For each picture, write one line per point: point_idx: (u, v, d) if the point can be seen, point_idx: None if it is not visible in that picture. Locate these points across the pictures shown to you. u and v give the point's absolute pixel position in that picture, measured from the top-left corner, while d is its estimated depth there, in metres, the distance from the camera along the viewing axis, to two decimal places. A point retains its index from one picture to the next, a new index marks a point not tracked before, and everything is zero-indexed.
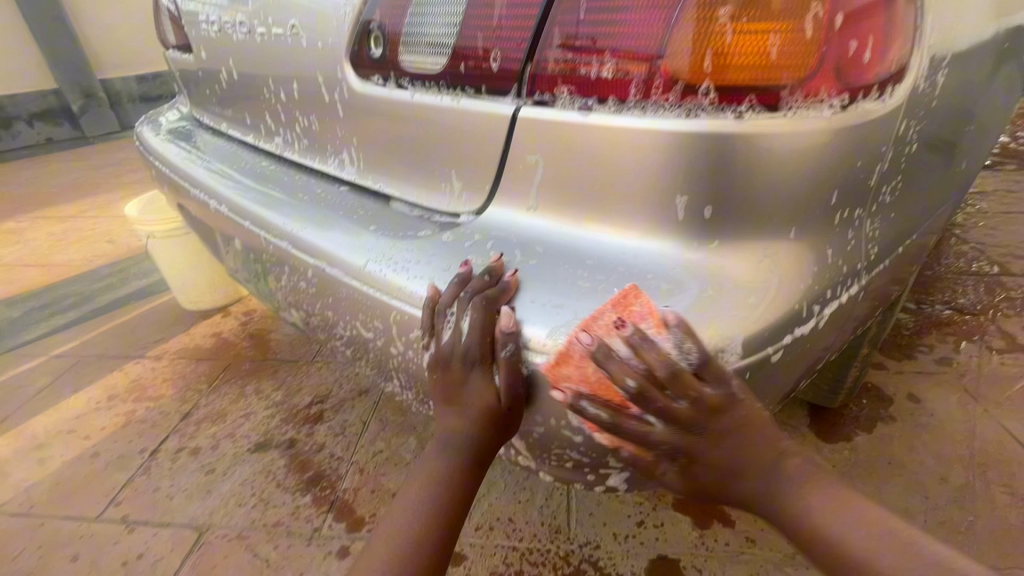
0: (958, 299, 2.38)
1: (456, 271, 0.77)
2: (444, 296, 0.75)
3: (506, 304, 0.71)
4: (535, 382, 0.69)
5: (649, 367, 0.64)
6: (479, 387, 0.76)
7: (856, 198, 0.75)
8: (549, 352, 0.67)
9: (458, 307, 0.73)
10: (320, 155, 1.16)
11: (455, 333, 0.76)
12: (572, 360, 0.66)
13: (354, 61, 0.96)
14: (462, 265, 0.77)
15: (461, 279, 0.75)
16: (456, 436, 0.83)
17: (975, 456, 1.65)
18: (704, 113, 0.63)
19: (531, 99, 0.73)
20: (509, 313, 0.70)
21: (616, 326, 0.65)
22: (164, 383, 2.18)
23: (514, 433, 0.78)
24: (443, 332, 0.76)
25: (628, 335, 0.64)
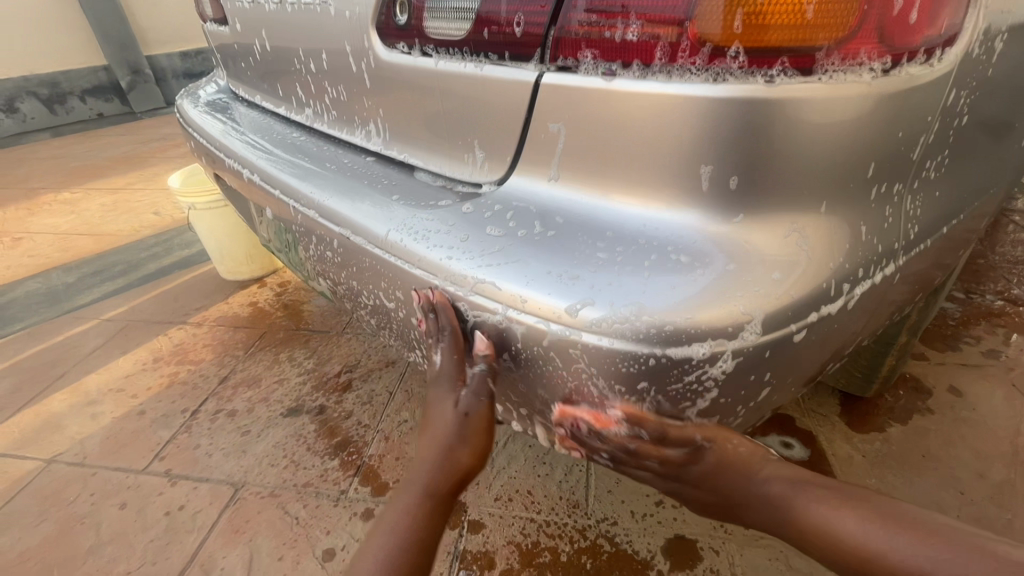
0: (1012, 289, 2.25)
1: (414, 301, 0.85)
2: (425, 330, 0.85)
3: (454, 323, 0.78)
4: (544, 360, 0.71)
5: (619, 445, 0.76)
6: (443, 404, 0.92)
7: (897, 171, 0.71)
8: (565, 324, 0.67)
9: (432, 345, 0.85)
10: (348, 127, 1.17)
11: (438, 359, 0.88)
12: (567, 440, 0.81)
13: (380, 29, 0.95)
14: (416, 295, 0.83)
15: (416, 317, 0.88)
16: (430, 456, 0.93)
17: (1018, 453, 1.58)
18: (732, 77, 0.61)
19: (554, 65, 0.72)
20: (482, 338, 0.77)
21: (575, 422, 0.75)
22: (204, 348, 2.29)
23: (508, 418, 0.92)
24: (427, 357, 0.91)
25: (587, 429, 0.75)
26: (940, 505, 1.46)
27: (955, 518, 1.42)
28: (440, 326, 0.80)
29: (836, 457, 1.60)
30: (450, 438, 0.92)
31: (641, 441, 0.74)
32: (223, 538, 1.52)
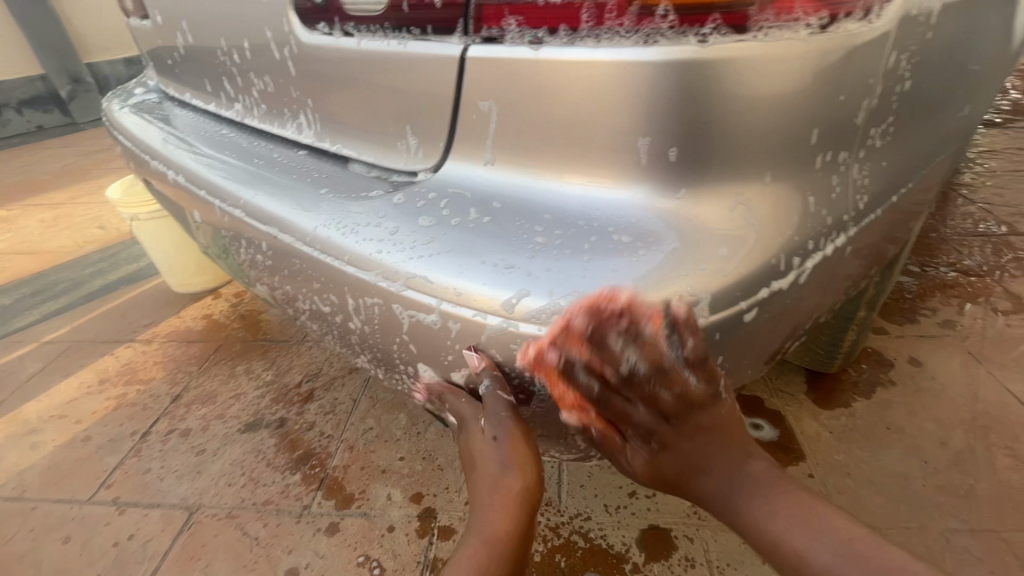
0: (963, 261, 2.31)
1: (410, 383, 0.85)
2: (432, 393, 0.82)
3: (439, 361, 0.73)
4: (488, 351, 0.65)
5: (633, 369, 0.62)
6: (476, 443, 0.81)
7: (843, 138, 0.67)
8: (510, 317, 0.61)
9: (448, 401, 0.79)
10: (279, 120, 1.10)
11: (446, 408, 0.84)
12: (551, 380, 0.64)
13: (300, 8, 0.88)
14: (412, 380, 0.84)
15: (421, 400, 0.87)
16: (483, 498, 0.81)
17: (976, 419, 1.61)
18: (663, 38, 0.57)
19: (480, 36, 0.67)
20: (470, 350, 0.67)
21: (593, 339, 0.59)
22: (154, 366, 2.16)
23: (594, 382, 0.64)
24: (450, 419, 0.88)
25: (606, 341, 0.59)
26: (905, 475, 1.47)
27: (920, 488, 1.44)
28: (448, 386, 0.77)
29: (804, 435, 1.60)
30: (488, 470, 0.80)
31: (668, 365, 0.63)
32: (177, 566, 1.43)
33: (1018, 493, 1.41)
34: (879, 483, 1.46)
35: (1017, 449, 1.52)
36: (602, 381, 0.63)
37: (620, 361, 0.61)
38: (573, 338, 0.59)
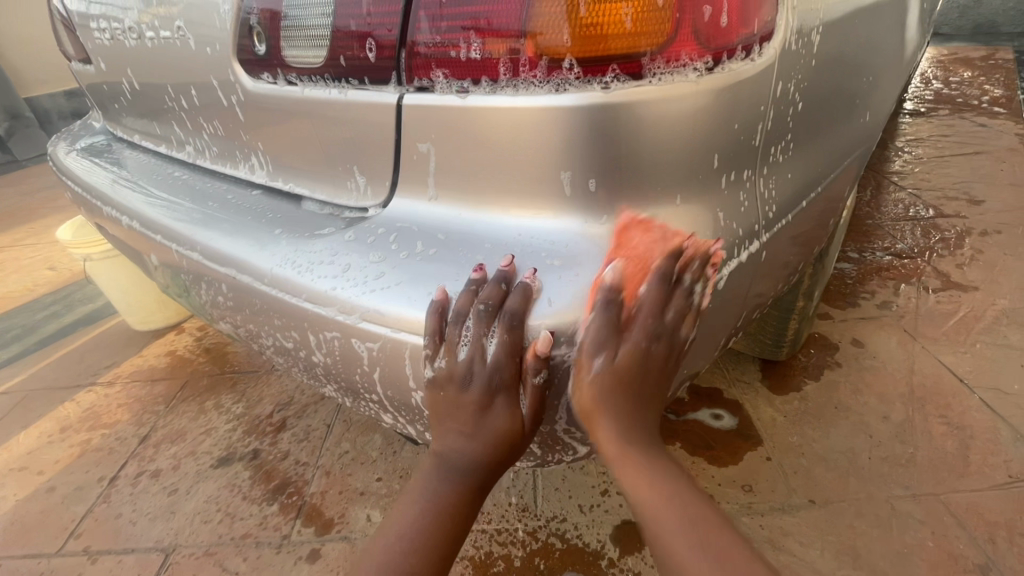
0: (897, 244, 2.48)
1: (468, 276, 0.70)
2: (456, 306, 0.69)
3: (529, 317, 0.66)
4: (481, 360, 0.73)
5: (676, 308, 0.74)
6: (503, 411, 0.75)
7: (744, 159, 0.76)
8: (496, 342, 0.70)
9: (476, 326, 0.69)
10: (231, 162, 1.13)
11: (473, 350, 0.72)
12: (636, 246, 0.69)
13: (241, 58, 0.91)
14: (475, 271, 0.70)
15: (439, 310, 0.69)
16: (476, 428, 0.79)
17: (914, 392, 1.75)
18: (571, 87, 0.64)
19: (413, 86, 0.72)
20: (547, 337, 0.65)
21: (689, 253, 0.72)
22: (119, 408, 2.12)
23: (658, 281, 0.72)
24: (456, 353, 0.72)
25: (696, 258, 0.72)
26: (853, 450, 1.59)
27: (867, 460, 1.56)
28: (503, 307, 0.68)
29: (761, 421, 1.71)
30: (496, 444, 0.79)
31: (682, 335, 0.76)
32: None
33: (952, 457, 1.54)
34: (830, 460, 1.57)
35: (949, 416, 1.66)
36: (659, 270, 0.71)
37: (682, 273, 0.72)
38: (673, 237, 0.71)
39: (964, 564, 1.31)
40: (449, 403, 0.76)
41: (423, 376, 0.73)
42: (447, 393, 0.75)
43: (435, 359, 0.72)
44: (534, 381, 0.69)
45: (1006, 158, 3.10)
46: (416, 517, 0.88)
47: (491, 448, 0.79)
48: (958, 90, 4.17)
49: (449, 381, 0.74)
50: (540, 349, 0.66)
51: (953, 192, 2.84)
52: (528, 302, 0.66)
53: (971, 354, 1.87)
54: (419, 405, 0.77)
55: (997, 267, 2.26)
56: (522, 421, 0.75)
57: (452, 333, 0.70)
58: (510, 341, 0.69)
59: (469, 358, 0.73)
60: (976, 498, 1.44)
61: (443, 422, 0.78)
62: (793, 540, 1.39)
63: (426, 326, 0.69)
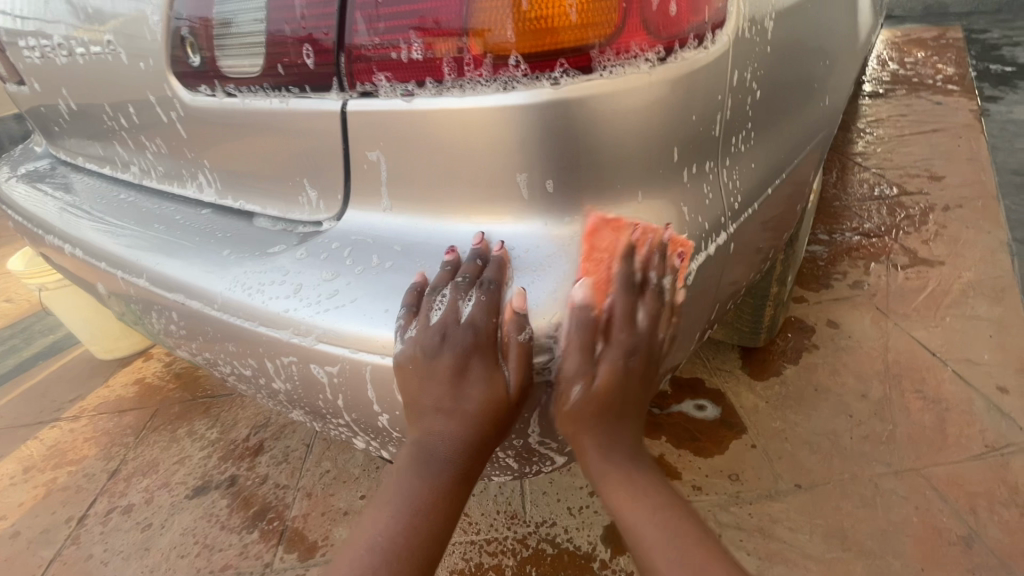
0: (865, 224, 2.51)
1: (442, 259, 0.70)
2: (435, 280, 0.68)
3: (507, 280, 0.66)
4: (449, 326, 0.68)
5: (651, 312, 0.73)
6: (480, 379, 0.69)
7: (705, 150, 0.74)
8: (472, 305, 0.68)
9: (454, 292, 0.67)
10: (179, 181, 1.07)
11: (447, 314, 0.68)
12: (602, 257, 0.67)
13: (176, 71, 0.86)
14: (448, 253, 0.69)
15: (418, 289, 0.68)
16: (452, 403, 0.71)
17: (890, 368, 1.77)
18: (520, 84, 0.61)
19: (356, 91, 0.68)
20: (521, 292, 0.64)
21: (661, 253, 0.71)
22: (85, 443, 2.02)
23: (627, 295, 0.70)
24: (429, 319, 0.67)
25: (662, 258, 0.71)
26: (834, 431, 1.60)
27: (849, 440, 1.57)
28: (483, 275, 0.66)
29: (743, 409, 1.70)
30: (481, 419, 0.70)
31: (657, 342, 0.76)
32: None
33: (930, 430, 1.57)
34: (814, 442, 1.57)
35: (924, 390, 1.69)
36: (630, 277, 0.70)
37: (657, 272, 0.71)
38: (640, 232, 0.69)
39: (948, 537, 1.33)
40: (423, 377, 0.68)
41: (390, 354, 0.66)
42: (419, 364, 0.67)
43: (405, 329, 0.66)
44: (519, 339, 0.65)
45: (962, 134, 3.18)
46: (392, 523, 0.78)
47: (473, 424, 0.71)
48: (913, 71, 4.27)
49: (421, 351, 0.67)
50: (518, 304, 0.64)
51: (915, 169, 2.90)
52: (505, 270, 0.66)
53: (941, 328, 1.90)
54: (384, 426, 0.74)
55: (960, 240, 2.32)
56: (510, 393, 0.67)
57: (426, 301, 0.67)
58: (488, 303, 0.66)
59: (442, 324, 0.67)
60: (956, 470, 1.46)
61: (416, 400, 0.70)
62: (782, 525, 1.38)
63: (402, 304, 0.67)
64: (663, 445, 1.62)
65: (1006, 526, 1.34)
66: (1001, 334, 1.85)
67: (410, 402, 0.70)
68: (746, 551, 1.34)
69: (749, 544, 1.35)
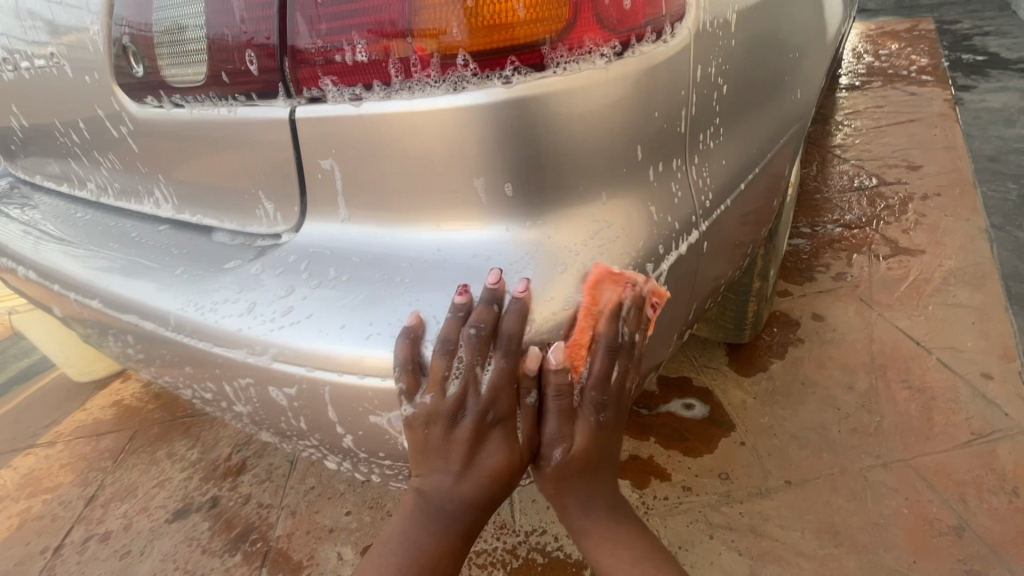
0: (846, 216, 2.52)
1: (450, 301, 0.62)
2: (446, 338, 0.61)
3: (525, 338, 0.62)
4: (467, 389, 0.65)
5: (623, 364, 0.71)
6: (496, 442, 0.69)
7: (670, 147, 0.72)
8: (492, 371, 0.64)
9: (470, 354, 0.63)
10: (135, 197, 1.03)
11: (464, 379, 0.65)
12: (582, 313, 0.63)
13: (122, 82, 0.82)
14: (460, 294, 0.62)
15: (412, 335, 0.61)
16: (464, 462, 0.71)
17: (875, 360, 1.76)
18: (470, 84, 0.58)
19: (304, 97, 0.65)
20: (537, 354, 0.62)
21: (638, 302, 0.67)
22: (61, 470, 1.95)
23: (604, 351, 0.68)
24: (446, 388, 0.64)
25: (638, 307, 0.68)
26: (822, 425, 1.59)
27: (837, 433, 1.56)
28: (500, 335, 0.62)
29: (732, 406, 1.68)
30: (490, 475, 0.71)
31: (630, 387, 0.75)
32: None
33: (917, 420, 1.56)
34: (802, 437, 1.56)
35: (910, 380, 1.68)
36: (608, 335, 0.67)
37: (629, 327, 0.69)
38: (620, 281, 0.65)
39: (938, 527, 1.32)
40: (435, 442, 0.68)
41: (401, 415, 0.64)
42: (431, 431, 0.67)
43: (416, 396, 0.63)
44: (524, 403, 0.68)
45: (937, 123, 3.21)
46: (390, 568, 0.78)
47: (483, 486, 0.73)
48: (888, 62, 4.32)
49: (434, 418, 0.65)
50: (531, 366, 0.63)
51: (893, 159, 2.92)
52: (523, 326, 0.61)
53: (924, 317, 1.91)
54: (350, 446, 0.71)
55: (940, 228, 2.33)
56: (521, 454, 0.71)
57: (439, 365, 0.62)
58: (507, 368, 0.64)
59: (459, 392, 0.65)
60: (944, 459, 1.46)
61: (425, 460, 0.70)
62: (774, 523, 1.37)
63: (396, 358, 0.60)
64: (652, 447, 1.60)
65: (996, 513, 1.33)
66: (983, 320, 1.86)
67: (420, 461, 0.70)
68: (738, 551, 1.32)
69: (741, 544, 1.33)
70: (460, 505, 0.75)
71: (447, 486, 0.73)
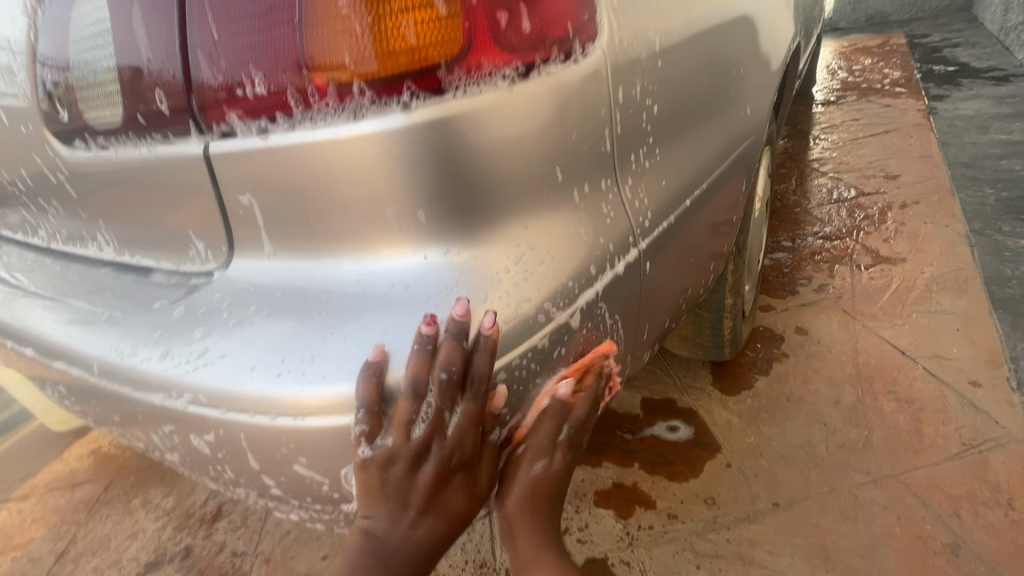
0: (826, 228, 2.51)
1: (416, 331, 0.59)
2: (420, 385, 0.61)
3: (490, 373, 0.62)
4: (433, 436, 0.66)
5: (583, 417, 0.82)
6: (457, 486, 0.71)
7: (596, 168, 0.71)
8: (458, 421, 0.66)
9: (442, 403, 0.64)
10: (79, 242, 1.00)
11: (430, 424, 0.65)
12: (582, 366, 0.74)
13: (51, 127, 0.82)
14: (426, 325, 0.59)
15: (375, 372, 0.58)
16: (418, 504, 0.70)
17: (861, 372, 1.73)
18: (369, 111, 0.58)
19: (215, 132, 0.64)
20: (504, 392, 0.65)
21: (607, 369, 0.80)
22: (32, 524, 1.87)
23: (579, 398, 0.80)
24: (411, 432, 0.64)
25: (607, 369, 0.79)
26: (809, 442, 1.54)
27: (825, 451, 1.51)
28: (469, 380, 0.63)
29: (717, 427, 1.63)
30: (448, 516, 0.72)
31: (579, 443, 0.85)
32: None
33: (907, 433, 1.51)
34: (789, 456, 1.51)
35: (897, 391, 1.64)
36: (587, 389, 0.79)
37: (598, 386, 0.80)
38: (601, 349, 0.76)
39: (933, 546, 1.26)
40: (394, 484, 0.66)
41: (356, 457, 0.62)
42: (390, 473, 0.65)
43: (377, 437, 0.61)
44: (485, 442, 0.71)
45: (912, 133, 3.25)
46: None
47: (436, 525, 0.72)
48: (862, 77, 4.40)
49: (395, 460, 0.64)
50: (498, 404, 0.66)
51: (870, 170, 2.94)
52: (490, 363, 0.62)
53: (909, 326, 1.87)
54: (278, 494, 0.68)
55: (920, 236, 2.32)
56: (480, 491, 0.74)
57: (406, 408, 0.62)
58: (474, 412, 0.66)
59: (424, 436, 0.65)
60: (935, 472, 1.41)
61: (380, 505, 0.67)
62: (762, 550, 1.31)
63: (356, 396, 0.58)
64: (636, 473, 1.53)
65: (992, 528, 1.28)
66: (968, 326, 1.83)
67: (373, 504, 0.67)
68: None
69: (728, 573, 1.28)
70: (412, 549, 0.73)
71: (399, 531, 0.71)
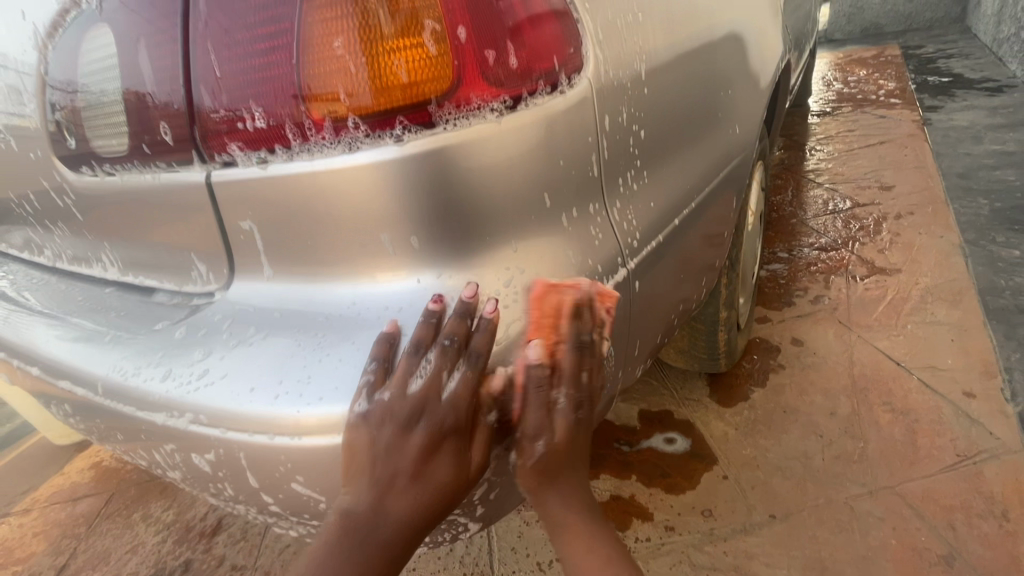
0: (821, 239, 2.54)
1: (425, 307, 0.64)
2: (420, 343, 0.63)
3: (491, 351, 0.63)
4: (428, 397, 0.63)
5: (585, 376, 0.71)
6: (448, 457, 0.64)
7: (583, 193, 0.74)
8: (456, 383, 0.63)
9: (442, 363, 0.63)
10: (84, 263, 1.03)
11: (428, 385, 0.64)
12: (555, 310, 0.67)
13: (60, 155, 0.85)
14: (432, 302, 0.64)
15: (389, 340, 0.63)
16: (406, 473, 0.64)
17: (856, 383, 1.74)
18: (363, 144, 0.61)
19: (216, 161, 0.67)
20: (503, 374, 0.64)
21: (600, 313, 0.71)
22: (33, 538, 1.88)
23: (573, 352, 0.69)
24: (408, 386, 0.63)
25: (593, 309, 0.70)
26: (805, 453, 1.55)
27: (821, 462, 1.52)
28: (470, 350, 0.63)
29: (713, 439, 1.64)
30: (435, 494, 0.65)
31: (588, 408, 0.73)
32: None
33: (902, 444, 1.52)
34: (786, 468, 1.52)
35: (892, 402, 1.65)
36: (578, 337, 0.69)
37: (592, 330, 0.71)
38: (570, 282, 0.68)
39: (928, 557, 1.27)
40: (382, 448, 0.62)
41: (349, 410, 0.60)
42: (381, 433, 0.61)
43: (375, 392, 0.61)
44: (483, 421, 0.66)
45: (906, 145, 3.28)
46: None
47: (423, 502, 0.65)
48: (857, 88, 4.45)
49: (387, 420, 0.61)
50: (495, 386, 0.64)
51: (865, 181, 2.97)
52: (491, 337, 0.63)
53: (904, 337, 1.89)
54: (278, 511, 0.70)
55: (914, 247, 2.34)
56: (471, 471, 0.65)
57: (406, 365, 0.62)
58: (473, 377, 0.63)
59: (421, 394, 0.63)
60: (930, 484, 1.41)
61: (365, 471, 0.63)
62: (759, 561, 1.32)
63: (369, 355, 0.62)
64: (634, 484, 1.54)
65: (986, 540, 1.29)
66: (962, 337, 1.85)
67: (359, 470, 0.63)
68: None
69: None
70: (394, 527, 0.66)
71: (382, 506, 0.65)
